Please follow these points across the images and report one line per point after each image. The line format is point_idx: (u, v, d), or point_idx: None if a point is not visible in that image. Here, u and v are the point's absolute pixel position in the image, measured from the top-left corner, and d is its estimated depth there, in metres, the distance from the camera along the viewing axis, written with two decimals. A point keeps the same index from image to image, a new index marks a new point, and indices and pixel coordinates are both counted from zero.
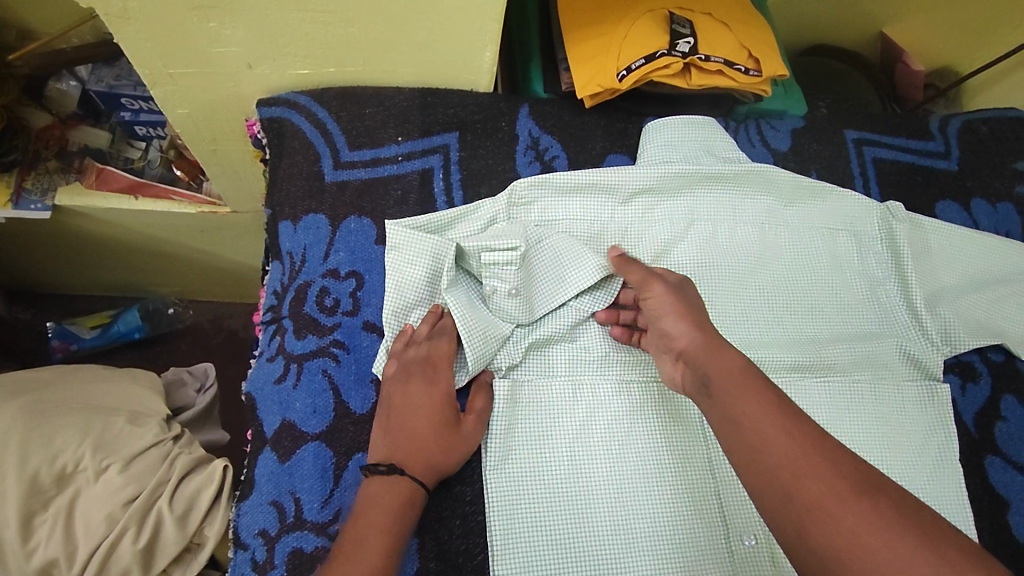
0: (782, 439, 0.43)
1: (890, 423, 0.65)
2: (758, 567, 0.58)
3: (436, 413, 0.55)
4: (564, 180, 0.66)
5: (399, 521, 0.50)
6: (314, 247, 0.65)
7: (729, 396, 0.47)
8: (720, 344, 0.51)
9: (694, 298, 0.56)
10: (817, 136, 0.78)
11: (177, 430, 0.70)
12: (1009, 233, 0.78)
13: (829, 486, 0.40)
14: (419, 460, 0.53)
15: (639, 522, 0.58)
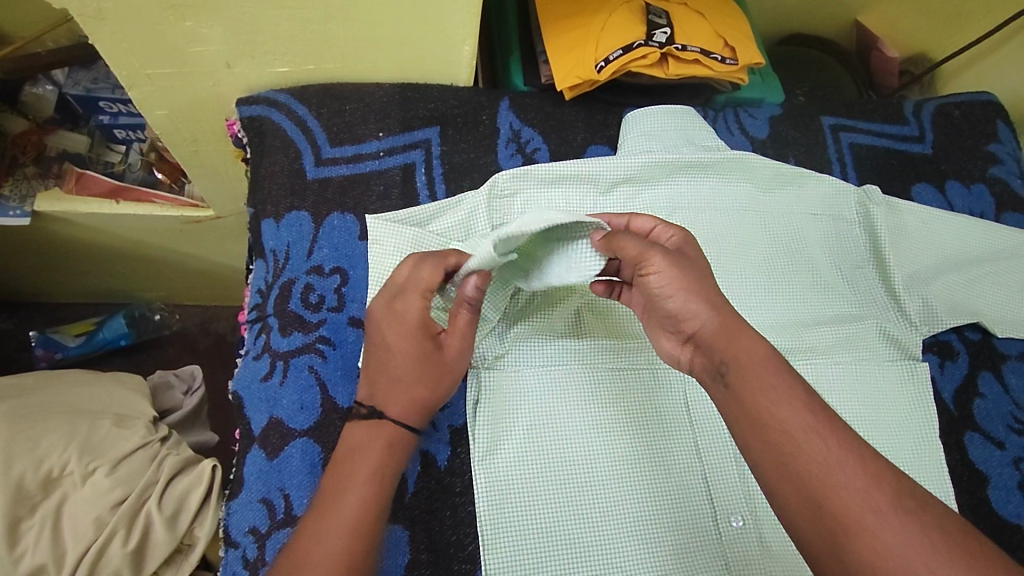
0: (815, 446, 0.43)
1: (872, 402, 0.66)
2: (745, 547, 0.59)
3: (415, 350, 0.53)
4: (545, 172, 0.67)
5: (383, 464, 0.50)
6: (297, 245, 0.64)
7: (755, 394, 0.46)
8: (738, 326, 0.49)
9: (698, 262, 0.53)
10: (795, 123, 0.79)
11: (165, 431, 0.69)
12: (984, 214, 0.79)
13: (864, 497, 0.41)
14: (401, 403, 0.52)
15: (627, 508, 0.58)
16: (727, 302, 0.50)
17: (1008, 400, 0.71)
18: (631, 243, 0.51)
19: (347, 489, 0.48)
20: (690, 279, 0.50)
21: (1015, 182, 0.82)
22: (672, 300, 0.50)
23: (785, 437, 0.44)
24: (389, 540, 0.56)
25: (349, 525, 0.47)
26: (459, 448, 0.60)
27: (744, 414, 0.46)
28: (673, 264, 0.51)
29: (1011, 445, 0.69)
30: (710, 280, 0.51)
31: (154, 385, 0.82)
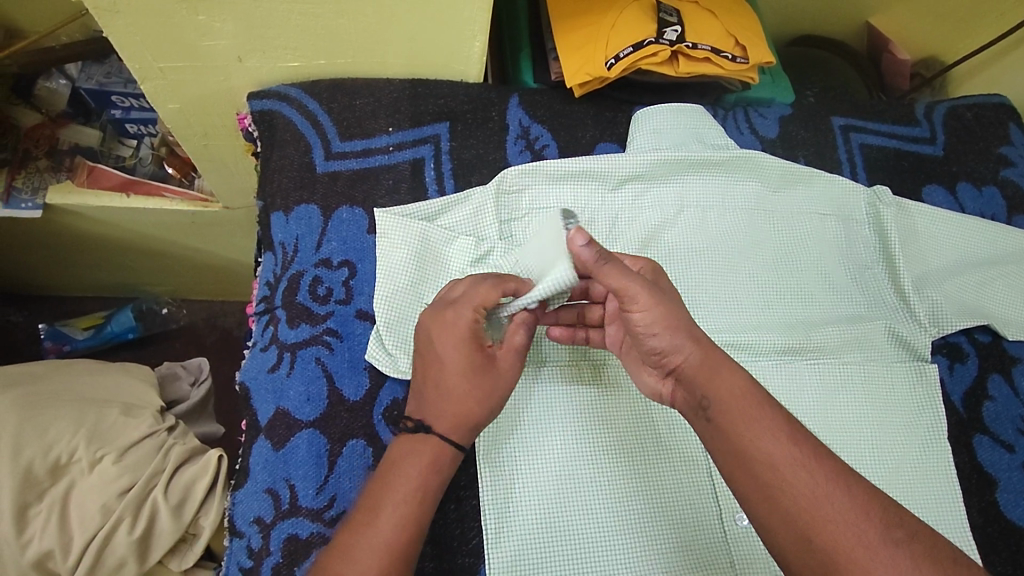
0: (800, 479, 0.44)
1: (879, 403, 0.66)
2: (750, 545, 0.58)
3: (469, 367, 0.53)
4: (555, 168, 0.67)
5: (425, 484, 0.51)
6: (307, 237, 0.64)
7: (737, 429, 0.46)
8: (717, 359, 0.49)
9: (672, 293, 0.53)
10: (805, 123, 0.79)
11: (172, 422, 0.69)
12: (995, 216, 0.79)
13: (852, 529, 0.42)
14: (450, 420, 0.52)
15: (631, 508, 0.58)
16: (705, 334, 0.51)
17: (1018, 404, 0.70)
18: (616, 273, 0.50)
19: (388, 505, 0.49)
20: (666, 309, 0.50)
21: None
22: (652, 337, 0.50)
23: (772, 470, 0.45)
24: None
25: (388, 544, 0.48)
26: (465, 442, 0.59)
27: (731, 448, 0.47)
28: (652, 288, 0.51)
29: (1021, 448, 0.68)
30: (683, 308, 0.51)
31: (161, 377, 0.82)
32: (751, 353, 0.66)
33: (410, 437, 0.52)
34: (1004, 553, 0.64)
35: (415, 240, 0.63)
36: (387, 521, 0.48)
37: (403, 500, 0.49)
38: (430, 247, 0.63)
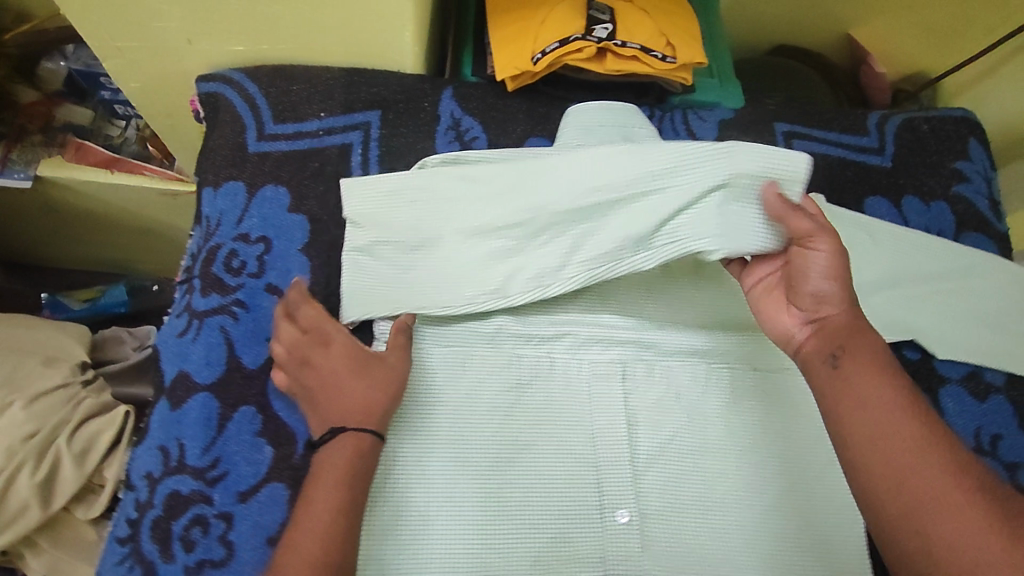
0: (906, 431, 0.45)
1: (785, 412, 0.65)
2: (625, 541, 0.60)
3: (358, 363, 0.56)
4: (475, 159, 0.68)
5: (354, 475, 0.52)
6: (229, 213, 0.67)
7: (858, 381, 0.48)
8: (862, 322, 0.51)
9: (839, 257, 0.54)
10: (746, 127, 0.78)
11: (90, 375, 0.74)
12: (941, 232, 0.77)
13: (951, 490, 0.42)
14: (356, 414, 0.54)
15: (509, 499, 0.60)
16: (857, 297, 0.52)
17: None
18: (826, 253, 0.51)
19: (320, 500, 0.51)
20: (842, 262, 0.52)
21: (979, 202, 0.79)
22: (813, 280, 0.51)
23: (884, 426, 0.46)
24: (269, 497, 0.57)
25: (326, 535, 0.49)
26: None
27: (848, 401, 0.48)
28: (836, 253, 0.52)
29: None
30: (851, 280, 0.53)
31: (105, 339, 0.86)
32: (656, 353, 0.66)
33: (330, 442, 0.54)
34: None
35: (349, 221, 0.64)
36: (322, 515, 0.50)
37: (335, 495, 0.51)
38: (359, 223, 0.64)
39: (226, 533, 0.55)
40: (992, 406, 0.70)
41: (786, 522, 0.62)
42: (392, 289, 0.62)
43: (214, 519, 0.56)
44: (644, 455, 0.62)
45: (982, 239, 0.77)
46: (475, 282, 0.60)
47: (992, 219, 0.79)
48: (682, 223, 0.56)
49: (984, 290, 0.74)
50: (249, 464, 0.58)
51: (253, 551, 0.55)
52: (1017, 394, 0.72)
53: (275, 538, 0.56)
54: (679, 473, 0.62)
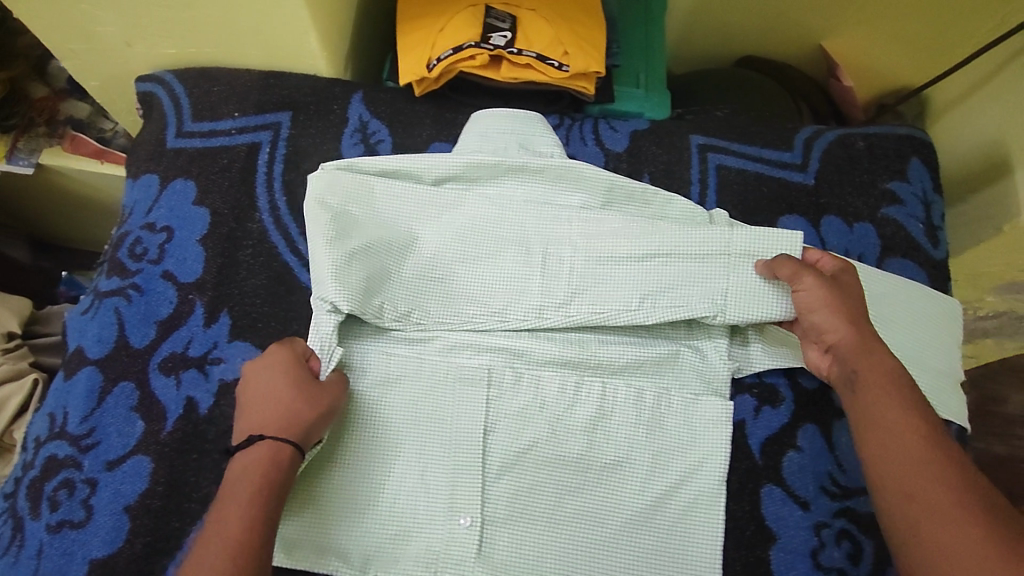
0: (912, 449, 0.53)
1: (655, 430, 0.64)
2: (462, 550, 0.60)
3: (293, 379, 0.58)
4: (372, 164, 0.68)
5: (266, 484, 0.53)
6: (142, 202, 0.72)
7: (875, 402, 0.55)
8: (872, 345, 0.58)
9: (854, 291, 0.61)
10: (659, 138, 0.76)
11: (17, 343, 0.82)
12: (862, 256, 0.71)
13: (948, 501, 0.50)
14: (276, 423, 0.56)
15: (364, 494, 0.61)
16: (864, 320, 0.59)
17: (828, 459, 0.64)
18: (816, 292, 0.60)
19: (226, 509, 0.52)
20: (839, 299, 0.60)
21: (913, 226, 0.73)
22: (817, 315, 0.60)
23: (893, 438, 0.54)
24: (132, 468, 0.61)
25: (234, 544, 0.50)
26: (221, 400, 0.64)
27: (866, 420, 0.56)
28: (831, 284, 0.61)
29: (817, 507, 0.63)
30: (860, 307, 0.60)
31: (48, 314, 0.90)
32: (525, 363, 0.66)
33: (245, 451, 0.55)
34: None
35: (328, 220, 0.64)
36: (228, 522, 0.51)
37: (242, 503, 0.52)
38: (351, 223, 0.65)
39: (88, 497, 0.60)
40: None
41: (637, 542, 0.61)
42: (397, 294, 0.66)
43: (81, 484, 0.60)
44: (498, 463, 0.62)
45: (909, 265, 0.72)
46: (481, 302, 0.67)
47: (925, 245, 0.73)
48: (695, 289, 0.66)
49: (901, 321, 0.68)
50: (119, 436, 0.62)
51: (109, 517, 0.59)
52: None
53: (131, 506, 0.60)
54: (533, 484, 0.62)
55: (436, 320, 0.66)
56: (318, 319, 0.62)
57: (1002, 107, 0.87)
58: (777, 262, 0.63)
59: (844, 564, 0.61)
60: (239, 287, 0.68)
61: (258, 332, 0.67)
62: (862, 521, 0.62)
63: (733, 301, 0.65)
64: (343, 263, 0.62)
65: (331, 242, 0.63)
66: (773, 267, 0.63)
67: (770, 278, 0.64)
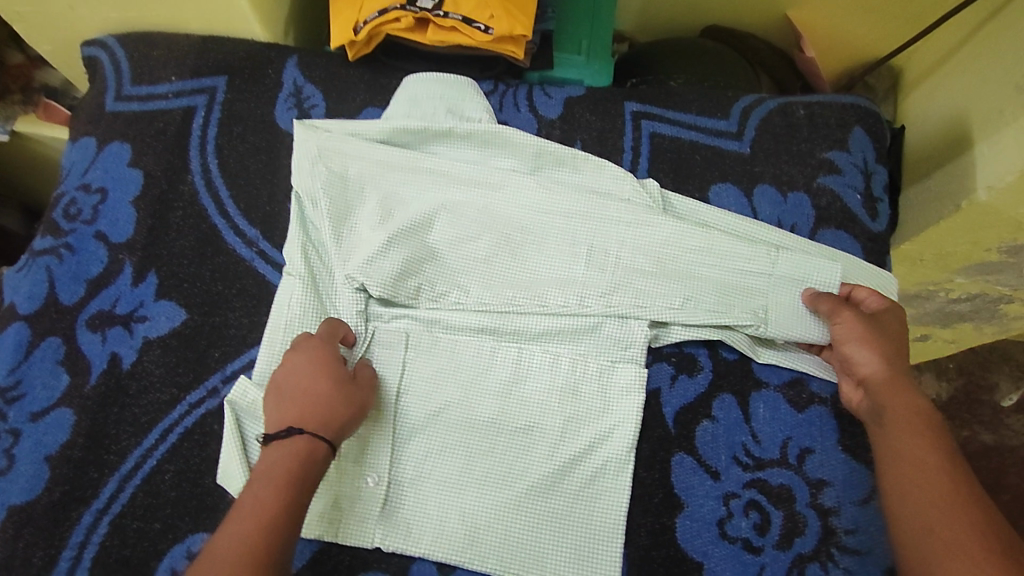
0: (936, 488, 0.52)
1: (568, 395, 0.64)
2: (368, 504, 0.60)
3: (333, 374, 0.58)
4: (354, 129, 0.71)
5: (298, 482, 0.52)
6: (78, 164, 0.74)
7: (900, 438, 0.56)
8: (905, 384, 0.58)
9: (897, 332, 0.61)
10: (592, 106, 0.75)
11: None
12: (795, 227, 0.71)
13: (968, 540, 0.48)
14: (318, 419, 0.56)
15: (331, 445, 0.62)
16: (900, 360, 0.59)
17: (743, 430, 0.64)
18: (851, 323, 0.61)
19: (252, 503, 0.51)
20: (875, 335, 0.60)
21: (850, 197, 0.72)
22: (851, 348, 0.61)
23: (917, 473, 0.53)
24: (55, 420, 0.63)
25: (241, 546, 0.48)
26: (144, 356, 0.65)
27: (890, 453, 0.56)
28: (869, 321, 0.61)
29: (728, 477, 0.62)
30: (900, 348, 0.60)
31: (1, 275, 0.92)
32: (442, 329, 0.67)
33: (280, 442, 0.54)
34: None
35: (379, 212, 0.68)
36: (251, 517, 0.50)
37: (271, 500, 0.51)
38: (395, 201, 0.69)
39: (12, 446, 0.62)
40: (809, 417, 0.64)
41: (543, 504, 0.61)
42: (438, 273, 0.68)
43: (5, 433, 0.63)
44: (410, 425, 0.63)
45: (843, 237, 0.71)
46: (523, 287, 0.67)
47: (863, 217, 0.72)
48: (739, 297, 0.66)
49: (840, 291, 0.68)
50: (44, 389, 0.64)
51: (30, 465, 0.61)
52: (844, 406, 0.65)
53: (52, 456, 0.61)
54: (444, 446, 0.62)
55: (474, 299, 0.67)
56: (344, 296, 0.66)
57: (960, 80, 0.83)
58: (813, 299, 0.64)
59: (751, 534, 0.60)
60: (167, 248, 0.69)
61: (183, 291, 0.68)
62: (772, 491, 0.62)
63: (773, 318, 0.65)
64: (382, 248, 0.66)
65: (378, 226, 0.67)
66: (815, 298, 0.64)
67: (810, 310, 0.65)
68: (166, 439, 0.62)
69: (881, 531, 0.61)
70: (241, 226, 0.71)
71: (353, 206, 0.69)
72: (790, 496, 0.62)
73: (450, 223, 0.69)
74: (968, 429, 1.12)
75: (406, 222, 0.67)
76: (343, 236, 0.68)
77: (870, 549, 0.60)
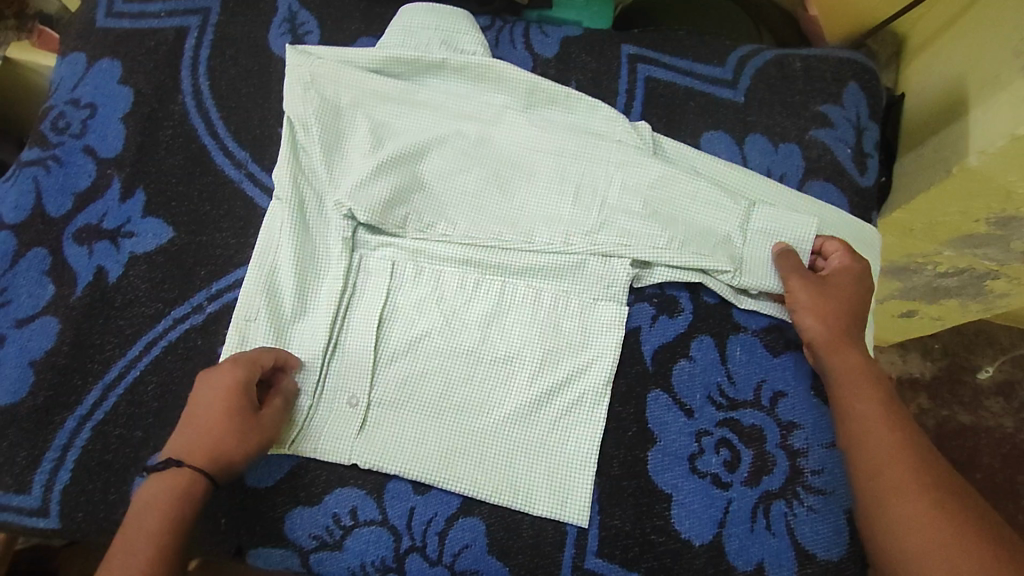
0: (887, 437, 0.54)
1: (550, 329, 0.65)
2: (346, 422, 0.61)
3: (221, 403, 0.56)
4: (347, 55, 0.70)
5: (187, 506, 0.53)
6: (68, 79, 0.73)
7: (849, 390, 0.58)
8: (845, 343, 0.60)
9: (848, 292, 0.63)
10: (588, 46, 0.75)
11: None
12: (783, 177, 0.71)
13: (915, 485, 0.51)
14: (200, 454, 0.54)
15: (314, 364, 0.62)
16: (845, 322, 0.61)
17: (718, 371, 0.65)
18: (800, 286, 0.63)
19: (143, 525, 0.52)
20: (822, 298, 0.62)
21: (840, 150, 0.73)
22: (800, 313, 0.63)
23: (866, 424, 0.55)
24: (40, 327, 0.63)
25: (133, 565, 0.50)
26: (130, 271, 0.66)
27: (843, 404, 0.57)
28: (818, 283, 0.63)
29: (701, 415, 0.63)
30: (847, 311, 0.62)
31: None
32: (427, 259, 0.67)
33: (160, 476, 0.54)
34: (628, 508, 0.60)
35: (371, 141, 0.68)
36: (140, 541, 0.51)
37: (163, 524, 0.52)
38: (385, 131, 0.69)
39: None
40: (784, 361, 0.65)
41: (519, 432, 0.62)
42: (427, 204, 0.68)
43: None
44: (390, 351, 0.64)
45: (831, 189, 0.71)
46: (511, 223, 0.68)
47: (852, 171, 0.72)
48: (721, 242, 0.66)
49: None
50: (30, 297, 0.64)
51: (14, 369, 0.62)
52: None
53: (36, 361, 0.62)
54: (425, 370, 0.63)
55: (462, 233, 0.68)
56: (333, 222, 0.66)
57: (957, 47, 0.84)
58: (779, 258, 0.65)
59: (720, 471, 0.62)
60: (155, 166, 0.69)
61: (170, 210, 0.68)
62: (743, 431, 0.63)
63: (754, 266, 0.66)
64: (371, 175, 0.66)
65: (370, 153, 0.67)
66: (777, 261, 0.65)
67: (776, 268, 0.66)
68: (149, 351, 0.63)
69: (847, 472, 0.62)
70: (230, 148, 0.70)
71: (344, 133, 0.69)
72: (760, 436, 0.63)
73: (441, 157, 0.69)
74: (947, 409, 1.13)
75: (396, 149, 0.67)
76: (334, 163, 0.68)
77: (836, 489, 0.61)
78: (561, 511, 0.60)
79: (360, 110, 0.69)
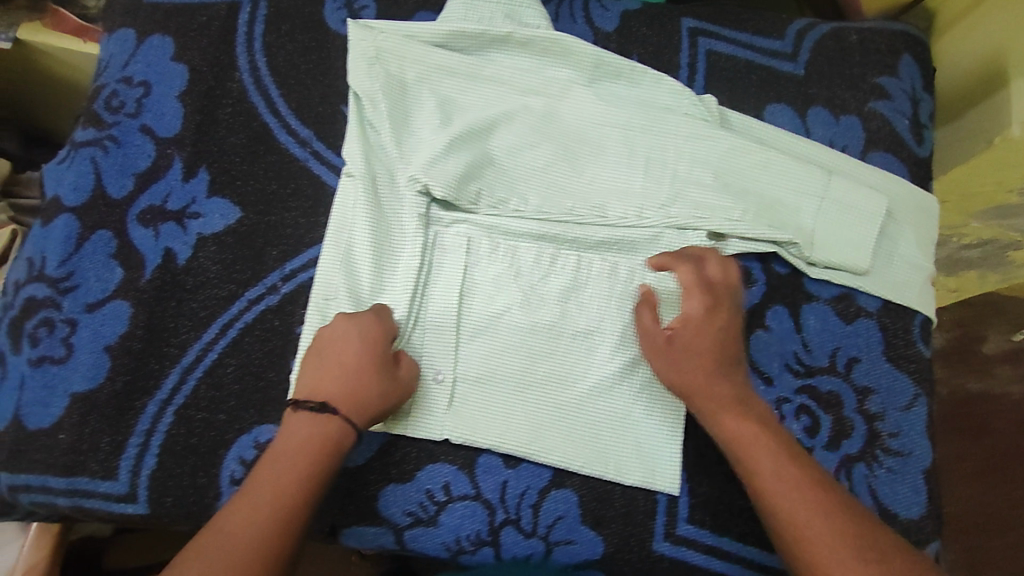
0: (787, 494, 0.53)
1: (629, 303, 0.65)
2: (434, 399, 0.61)
3: (370, 356, 0.57)
4: (410, 29, 0.69)
5: (315, 467, 0.53)
6: (118, 56, 0.71)
7: (745, 451, 0.56)
8: (718, 403, 0.58)
9: (709, 339, 0.59)
10: (648, 20, 0.75)
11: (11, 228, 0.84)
12: (846, 149, 0.72)
13: (831, 539, 0.51)
14: (350, 403, 0.55)
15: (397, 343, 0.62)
16: (713, 377, 0.58)
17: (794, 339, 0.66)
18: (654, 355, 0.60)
19: (271, 481, 0.52)
20: (684, 361, 0.59)
21: (898, 122, 0.74)
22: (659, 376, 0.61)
23: (765, 485, 0.54)
24: (112, 311, 0.62)
25: (258, 519, 0.50)
26: (199, 252, 0.64)
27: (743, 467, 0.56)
28: (672, 341, 0.60)
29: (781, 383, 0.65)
30: (711, 361, 0.59)
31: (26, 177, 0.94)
32: (500, 235, 0.66)
33: (310, 420, 0.54)
34: (715, 475, 0.62)
35: (438, 117, 0.67)
36: (267, 495, 0.51)
37: (291, 481, 0.52)
38: (453, 107, 0.68)
39: (68, 336, 0.61)
40: (857, 328, 0.67)
41: (603, 405, 0.62)
42: (498, 180, 0.67)
43: (60, 323, 0.62)
44: (470, 327, 0.63)
45: (891, 159, 0.72)
46: (583, 197, 0.68)
47: (911, 141, 0.73)
48: (793, 213, 0.67)
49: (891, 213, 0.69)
50: (98, 281, 0.63)
51: (90, 355, 0.60)
52: (888, 320, 0.67)
53: (112, 346, 0.60)
54: (506, 346, 0.63)
55: (534, 208, 0.67)
56: (406, 199, 0.65)
57: None
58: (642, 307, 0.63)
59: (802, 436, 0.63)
60: (217, 145, 0.67)
61: (236, 189, 0.66)
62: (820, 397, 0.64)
63: (825, 237, 0.67)
64: (443, 151, 0.65)
65: (439, 129, 0.66)
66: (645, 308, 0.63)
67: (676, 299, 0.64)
68: (225, 333, 0.62)
69: (922, 434, 0.64)
70: (294, 126, 0.69)
71: (410, 109, 0.68)
72: (838, 402, 0.64)
73: (512, 133, 0.68)
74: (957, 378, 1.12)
75: (467, 124, 0.67)
76: (403, 139, 0.67)
77: (912, 450, 0.64)
78: (651, 480, 0.61)
79: (425, 84, 0.68)
